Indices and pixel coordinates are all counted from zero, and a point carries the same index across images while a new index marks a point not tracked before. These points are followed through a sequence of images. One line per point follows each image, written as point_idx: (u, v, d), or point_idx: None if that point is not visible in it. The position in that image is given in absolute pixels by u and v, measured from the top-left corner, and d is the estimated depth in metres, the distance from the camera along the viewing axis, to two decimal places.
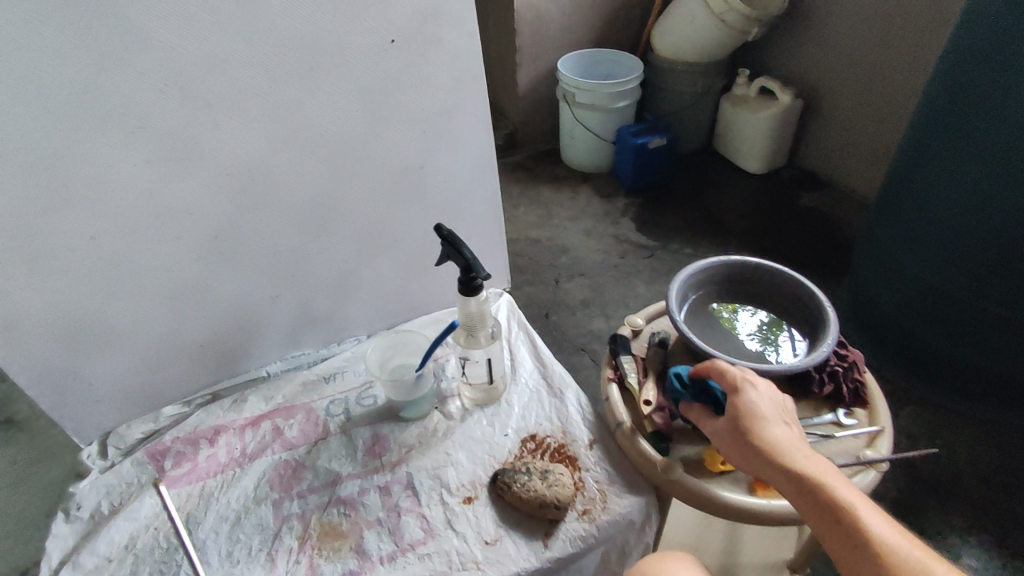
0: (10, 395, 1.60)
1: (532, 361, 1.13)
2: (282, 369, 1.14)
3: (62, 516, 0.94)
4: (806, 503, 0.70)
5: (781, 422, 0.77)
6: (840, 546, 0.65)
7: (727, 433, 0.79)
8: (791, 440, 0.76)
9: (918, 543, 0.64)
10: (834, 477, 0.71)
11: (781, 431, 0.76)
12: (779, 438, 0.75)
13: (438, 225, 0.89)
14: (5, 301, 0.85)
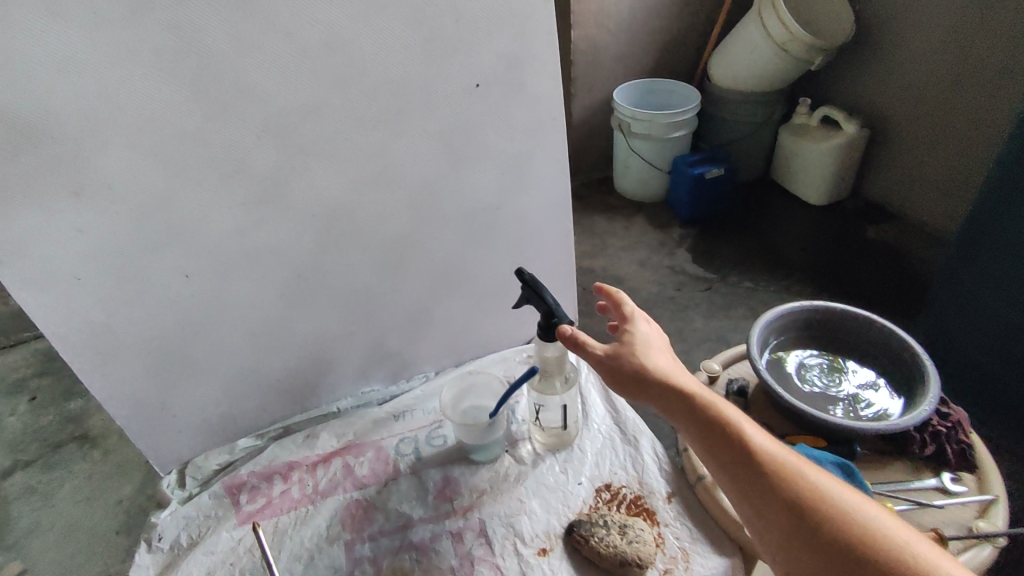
0: (86, 412, 1.65)
1: (604, 406, 1.11)
2: (353, 405, 1.15)
3: (146, 545, 0.96)
4: (705, 437, 0.68)
5: (669, 361, 0.75)
6: (744, 479, 0.64)
7: (616, 376, 0.75)
8: (677, 371, 0.73)
9: (813, 466, 0.64)
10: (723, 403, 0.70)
11: (667, 365, 0.74)
12: (670, 372, 0.73)
13: (519, 268, 0.88)
14: (103, 333, 0.89)
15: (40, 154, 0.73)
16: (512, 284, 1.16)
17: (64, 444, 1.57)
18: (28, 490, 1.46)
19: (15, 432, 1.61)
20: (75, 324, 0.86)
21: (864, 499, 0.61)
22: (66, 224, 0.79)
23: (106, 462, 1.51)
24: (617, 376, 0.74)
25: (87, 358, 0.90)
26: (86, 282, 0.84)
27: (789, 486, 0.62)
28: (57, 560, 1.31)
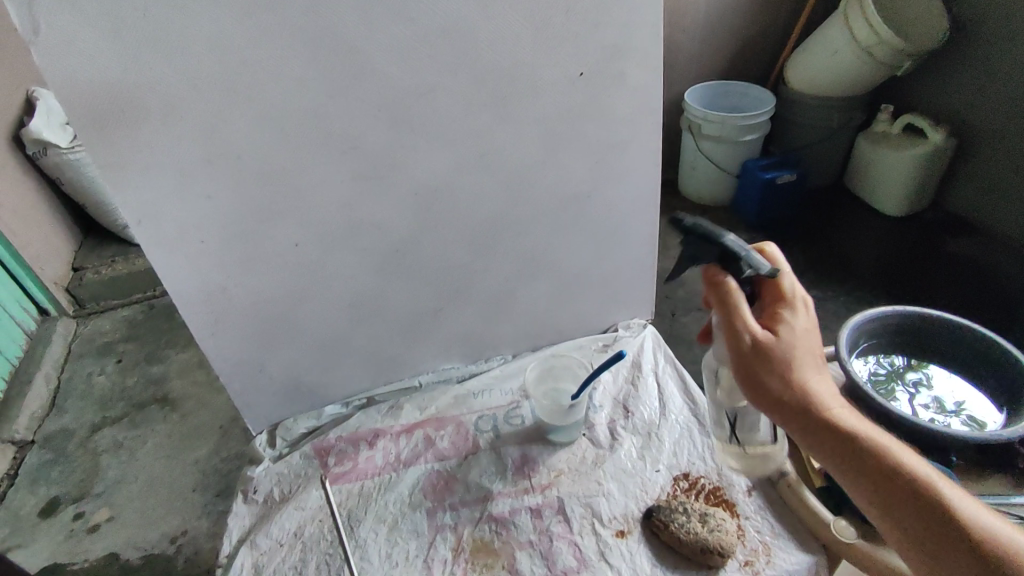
0: (167, 375, 1.75)
1: (680, 398, 1.11)
2: (433, 381, 1.18)
3: (241, 497, 1.02)
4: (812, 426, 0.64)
5: (805, 329, 0.67)
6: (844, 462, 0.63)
7: (738, 334, 0.65)
8: (808, 343, 0.66)
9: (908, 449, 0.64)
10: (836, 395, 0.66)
11: (801, 334, 0.66)
12: (800, 345, 0.65)
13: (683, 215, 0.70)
14: (215, 297, 0.95)
15: (181, 123, 0.79)
16: (593, 274, 1.18)
17: (147, 404, 1.66)
18: (116, 444, 1.56)
19: (105, 390, 1.72)
20: (193, 284, 0.93)
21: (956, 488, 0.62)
22: (195, 191, 0.85)
23: (185, 423, 1.60)
24: (737, 338, 0.65)
25: (199, 318, 0.96)
26: (209, 244, 0.90)
27: (914, 492, 0.60)
28: (140, 512, 1.40)
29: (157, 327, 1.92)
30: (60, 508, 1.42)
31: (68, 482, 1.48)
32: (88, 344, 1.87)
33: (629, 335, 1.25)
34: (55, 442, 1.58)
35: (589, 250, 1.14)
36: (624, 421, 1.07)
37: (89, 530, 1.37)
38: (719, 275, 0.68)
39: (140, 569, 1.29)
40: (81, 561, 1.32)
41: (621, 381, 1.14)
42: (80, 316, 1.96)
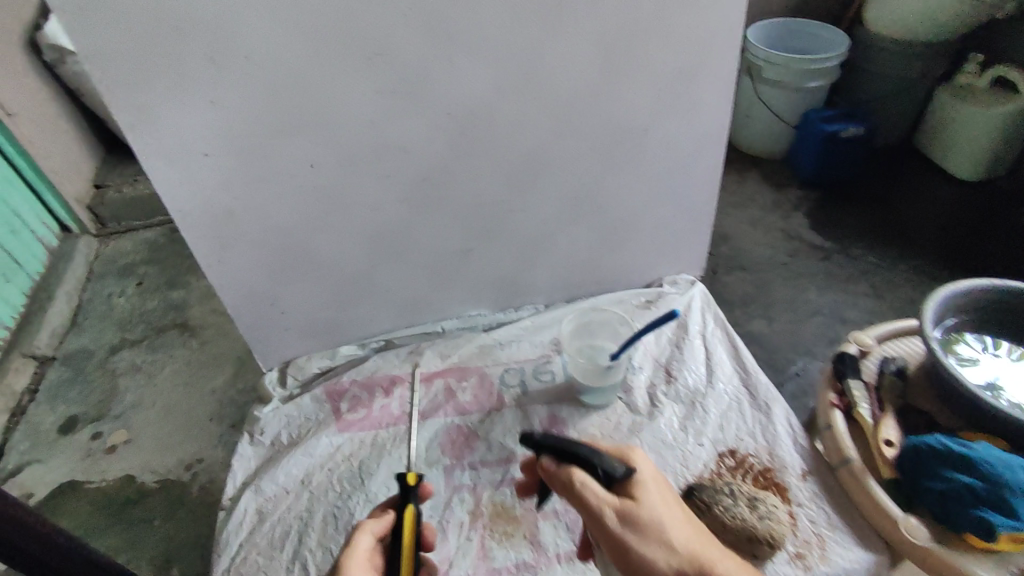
0: (187, 301, 1.69)
1: (731, 366, 1.00)
2: (459, 327, 1.10)
3: (247, 437, 0.96)
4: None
5: (668, 492, 0.62)
6: None
7: (597, 516, 0.59)
8: (674, 508, 0.61)
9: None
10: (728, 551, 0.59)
11: (664, 499, 0.61)
12: (666, 509, 0.60)
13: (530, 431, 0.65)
14: (226, 220, 0.85)
15: (181, 12, 0.66)
16: (642, 220, 1.05)
17: (166, 329, 1.61)
18: (134, 367, 1.52)
19: (123, 312, 1.67)
20: (198, 203, 0.82)
21: None
22: (199, 97, 0.73)
23: (202, 352, 1.55)
24: (599, 520, 0.59)
25: (209, 243, 0.87)
26: (213, 158, 0.79)
27: None
28: (156, 437, 1.36)
29: (177, 251, 1.85)
30: (78, 427, 1.40)
31: (85, 402, 1.45)
32: (109, 264, 1.82)
33: (676, 292, 1.12)
34: (74, 360, 1.55)
35: (641, 193, 1.01)
36: (666, 388, 0.97)
37: (105, 451, 1.34)
38: (567, 463, 0.63)
39: (153, 493, 1.26)
40: (97, 481, 1.29)
41: (664, 342, 1.04)
42: (102, 237, 1.90)
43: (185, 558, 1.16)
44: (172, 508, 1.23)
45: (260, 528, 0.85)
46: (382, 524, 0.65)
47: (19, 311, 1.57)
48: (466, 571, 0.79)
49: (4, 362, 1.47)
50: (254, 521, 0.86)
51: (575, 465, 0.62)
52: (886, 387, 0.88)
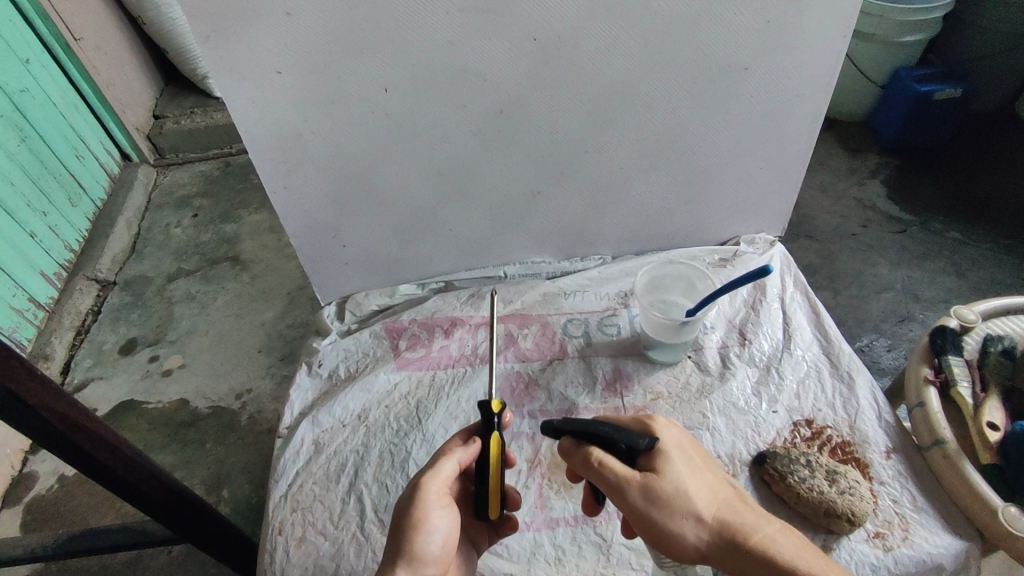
0: (240, 235, 1.69)
1: (811, 333, 0.93)
2: (520, 274, 1.06)
3: (305, 369, 0.95)
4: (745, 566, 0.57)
5: (691, 462, 0.60)
6: None
7: (621, 498, 0.58)
8: (700, 477, 0.59)
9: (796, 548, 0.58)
10: (759, 516, 0.59)
11: (688, 469, 0.59)
12: (691, 481, 0.58)
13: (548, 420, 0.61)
14: (293, 145, 0.82)
15: None
16: (725, 171, 0.98)
17: (219, 261, 1.63)
18: (189, 296, 1.54)
19: (181, 242, 1.69)
20: (268, 125, 0.79)
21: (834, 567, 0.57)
22: (273, 6, 0.68)
23: (254, 286, 1.56)
24: (625, 502, 0.57)
25: (275, 167, 0.84)
26: (285, 77, 0.74)
27: None
28: (210, 364, 1.39)
29: (232, 185, 1.85)
30: (137, 349, 1.43)
31: (143, 326, 1.48)
32: (166, 195, 1.83)
33: (755, 252, 1.06)
34: (133, 286, 1.58)
35: (729, 141, 0.93)
36: (739, 350, 0.92)
37: (161, 375, 1.37)
38: (583, 444, 0.60)
39: (205, 418, 1.29)
40: (153, 402, 1.32)
41: (739, 304, 0.97)
42: (160, 167, 1.91)
43: (234, 483, 1.18)
44: (223, 434, 1.26)
45: (316, 459, 0.85)
46: (469, 456, 0.62)
47: (82, 234, 1.59)
48: (524, 519, 0.78)
49: (69, 284, 1.50)
50: (311, 451, 0.86)
51: (594, 444, 0.59)
52: (990, 367, 0.81)
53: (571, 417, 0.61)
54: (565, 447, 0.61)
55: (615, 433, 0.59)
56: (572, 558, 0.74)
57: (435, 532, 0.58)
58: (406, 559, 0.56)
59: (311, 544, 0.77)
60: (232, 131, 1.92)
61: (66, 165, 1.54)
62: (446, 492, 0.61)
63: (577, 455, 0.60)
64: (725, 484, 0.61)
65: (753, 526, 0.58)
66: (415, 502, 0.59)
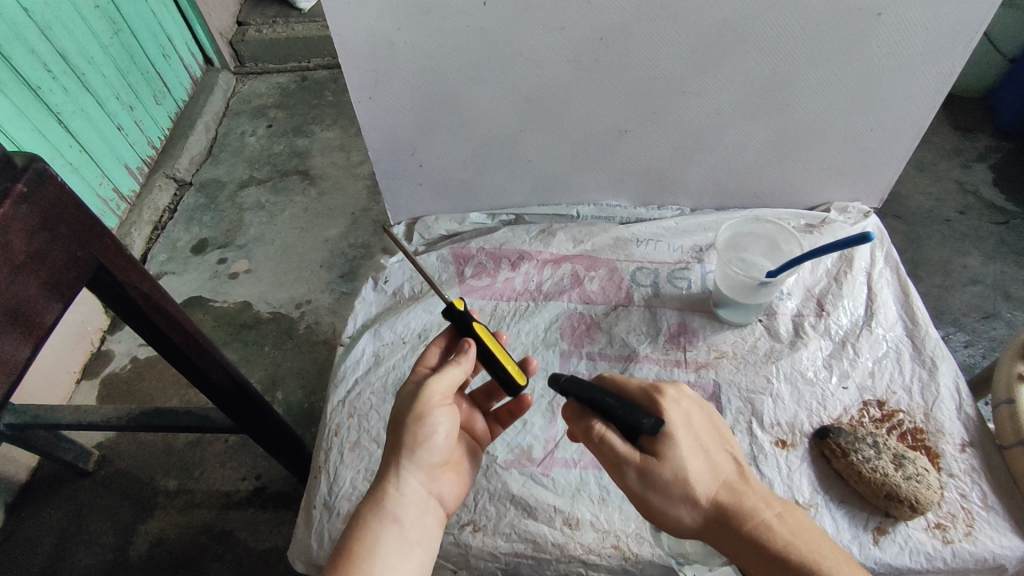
0: (311, 150, 1.71)
1: (896, 312, 0.88)
2: (593, 216, 1.03)
3: (371, 283, 0.97)
4: (736, 548, 0.57)
5: (695, 442, 0.58)
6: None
7: (618, 471, 0.58)
8: (701, 458, 0.58)
9: (800, 537, 0.55)
10: (761, 501, 0.57)
11: (690, 450, 0.57)
12: (692, 463, 0.57)
13: (556, 374, 0.61)
14: (383, 54, 0.80)
15: None
16: (831, 129, 0.90)
17: (289, 174, 1.65)
18: (259, 204, 1.58)
19: (254, 150, 1.72)
20: (361, 30, 0.77)
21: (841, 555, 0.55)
22: None
23: (320, 202, 1.58)
24: (621, 476, 0.58)
25: (363, 76, 0.83)
26: None
27: None
28: (274, 272, 1.43)
29: (306, 99, 1.85)
30: (207, 249, 1.49)
31: (215, 228, 1.53)
32: (244, 102, 1.85)
33: (845, 222, 1.00)
34: (207, 188, 1.62)
35: (842, 96, 0.85)
36: (815, 321, 0.87)
37: (229, 276, 1.43)
38: (586, 413, 0.59)
39: (265, 322, 1.34)
40: (220, 301, 1.39)
41: (821, 273, 0.92)
42: (240, 75, 1.93)
43: (287, 386, 1.24)
44: (281, 340, 1.31)
45: (375, 370, 0.87)
46: (471, 357, 0.62)
47: (164, 133, 1.63)
48: (571, 456, 0.78)
49: (150, 179, 1.56)
50: (370, 362, 0.88)
51: (596, 415, 0.58)
52: None
53: (579, 380, 0.59)
54: (568, 413, 0.61)
55: (619, 408, 0.56)
56: (616, 499, 0.75)
57: (438, 429, 0.59)
58: (409, 453, 0.58)
59: (365, 449, 0.80)
60: (311, 45, 1.90)
61: (153, 63, 1.57)
62: (449, 392, 0.61)
63: (578, 424, 0.60)
64: (730, 464, 0.59)
65: (753, 512, 0.56)
66: (417, 401, 0.58)
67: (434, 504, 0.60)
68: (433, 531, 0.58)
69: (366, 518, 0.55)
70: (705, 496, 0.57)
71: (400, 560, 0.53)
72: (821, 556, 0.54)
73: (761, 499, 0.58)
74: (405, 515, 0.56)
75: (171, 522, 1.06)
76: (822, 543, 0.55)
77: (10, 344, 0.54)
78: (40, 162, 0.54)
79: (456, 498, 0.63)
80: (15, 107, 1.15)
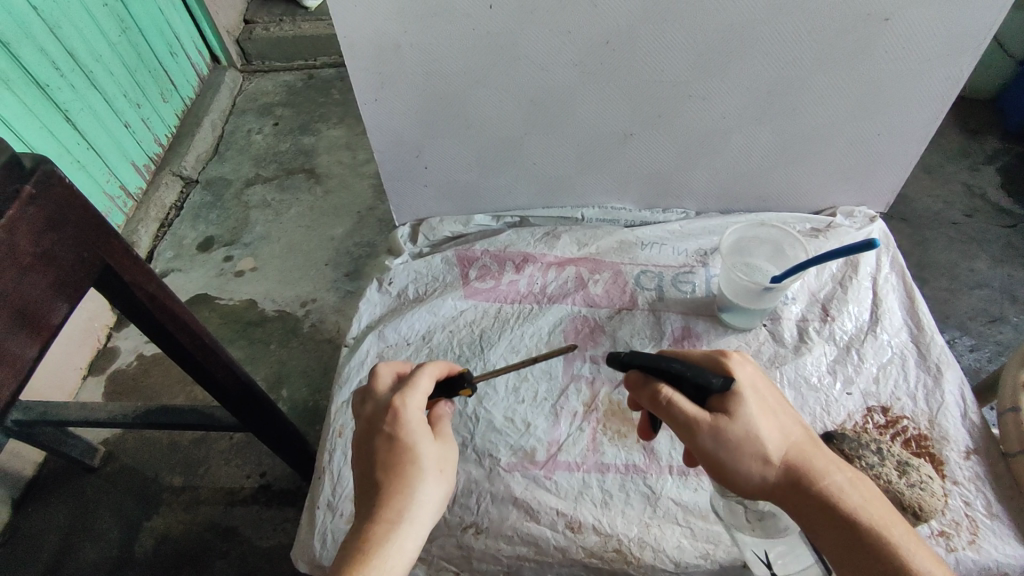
0: (317, 149, 1.71)
1: (901, 318, 0.88)
2: (598, 218, 1.03)
3: (376, 284, 0.98)
4: (806, 510, 0.56)
5: (764, 404, 0.58)
6: (834, 540, 0.54)
7: (686, 433, 0.58)
8: (772, 419, 0.58)
9: (874, 505, 0.55)
10: (831, 463, 0.57)
11: (760, 410, 0.58)
12: (763, 423, 0.57)
13: (611, 353, 0.60)
14: (389, 56, 0.80)
15: None
16: (836, 134, 0.90)
17: (295, 172, 1.65)
18: (265, 202, 1.59)
19: (260, 148, 1.72)
20: (366, 32, 0.77)
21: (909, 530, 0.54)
22: None
23: (326, 201, 1.58)
24: (690, 438, 0.57)
25: (369, 78, 0.83)
26: None
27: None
28: (279, 270, 1.44)
29: (312, 97, 1.85)
30: (214, 247, 1.50)
31: (221, 225, 1.54)
32: (251, 100, 1.85)
33: (851, 226, 1.00)
34: (213, 186, 1.63)
35: (849, 99, 0.85)
36: (820, 326, 0.87)
37: (235, 274, 1.44)
38: (653, 379, 0.59)
39: (271, 321, 1.35)
40: (225, 299, 1.39)
41: (826, 278, 0.91)
42: (246, 73, 1.93)
43: (292, 385, 1.25)
44: (286, 338, 1.32)
45: None
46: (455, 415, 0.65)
47: (171, 130, 1.64)
48: (574, 459, 0.78)
49: (156, 177, 1.56)
50: (374, 363, 0.89)
51: (664, 380, 0.58)
52: None
53: (640, 352, 0.59)
54: (633, 379, 0.61)
55: (688, 370, 0.57)
56: (619, 503, 0.75)
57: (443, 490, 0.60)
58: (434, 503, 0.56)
59: None
60: (318, 43, 1.90)
61: (161, 62, 1.57)
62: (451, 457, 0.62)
63: (644, 390, 0.60)
64: (799, 427, 0.59)
65: (825, 473, 0.56)
66: (452, 460, 0.59)
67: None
68: None
69: (394, 563, 0.51)
70: (776, 455, 0.57)
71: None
72: (887, 524, 0.54)
73: (833, 464, 0.57)
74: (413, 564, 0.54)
75: (177, 519, 1.06)
76: (889, 512, 0.55)
77: (18, 344, 0.54)
78: (48, 164, 0.54)
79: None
80: (24, 106, 1.16)
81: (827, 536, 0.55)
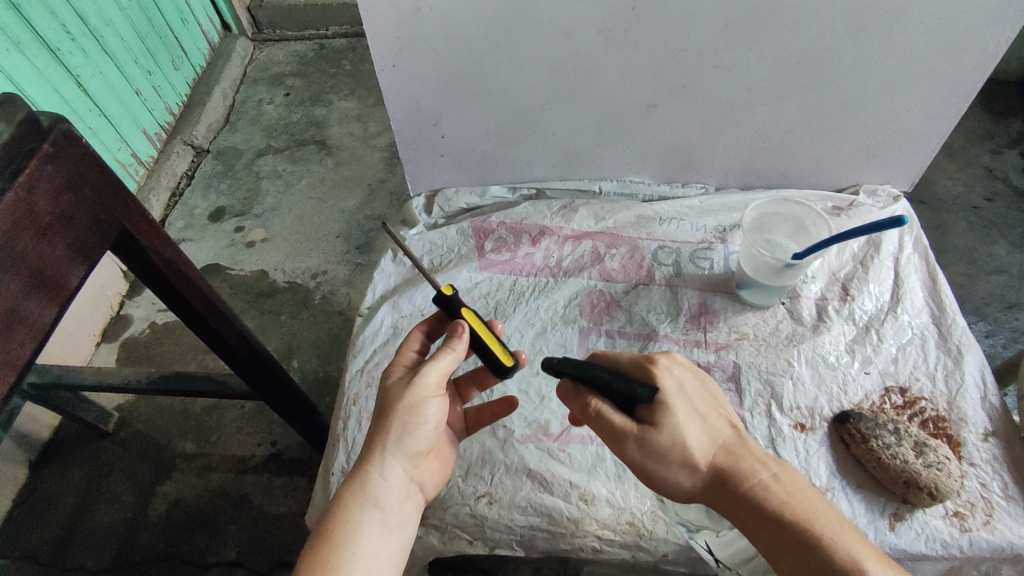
0: (328, 119, 1.69)
1: (923, 299, 0.86)
2: (616, 192, 1.02)
3: (390, 254, 0.97)
4: (736, 510, 0.57)
5: (690, 408, 0.59)
6: (764, 539, 0.55)
7: (617, 445, 0.59)
8: (697, 423, 0.59)
9: (800, 501, 0.56)
10: (757, 462, 0.58)
11: (685, 416, 0.59)
12: (688, 429, 0.58)
13: (546, 361, 0.61)
14: (409, 20, 0.78)
15: None
16: (865, 109, 0.88)
17: (306, 143, 1.64)
18: (276, 173, 1.57)
19: (272, 118, 1.71)
20: None
21: (838, 519, 0.55)
22: None
23: (337, 172, 1.57)
24: (621, 449, 0.59)
25: (388, 43, 0.81)
26: None
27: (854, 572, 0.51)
28: (291, 241, 1.43)
29: (324, 67, 1.82)
30: (225, 218, 1.49)
31: (232, 195, 1.53)
32: (262, 70, 1.83)
33: (874, 205, 0.98)
34: (224, 156, 1.62)
35: (882, 72, 0.82)
36: (839, 305, 0.86)
37: (247, 244, 1.44)
38: (582, 390, 0.60)
39: (281, 292, 1.35)
40: (237, 268, 1.39)
41: (847, 257, 0.90)
42: (257, 42, 1.90)
43: (303, 355, 1.25)
44: (297, 309, 1.32)
45: (393, 341, 0.88)
46: (465, 342, 0.62)
47: (182, 98, 1.62)
48: (587, 433, 0.78)
49: (167, 145, 1.55)
50: (388, 333, 0.89)
51: (592, 391, 0.59)
52: None
53: (569, 360, 0.60)
54: (564, 390, 0.61)
55: (613, 381, 0.57)
56: (631, 476, 0.75)
57: (426, 419, 0.60)
58: (397, 441, 0.58)
59: None
60: (330, 12, 1.87)
61: (172, 28, 1.55)
62: (442, 381, 0.61)
63: (574, 401, 0.60)
64: (725, 428, 0.61)
65: (750, 473, 0.57)
66: (410, 390, 0.59)
67: (414, 491, 0.61)
68: (412, 517, 0.59)
69: (346, 502, 0.55)
70: (702, 459, 0.58)
71: (378, 544, 0.54)
72: (813, 517, 0.54)
73: (759, 462, 0.58)
74: (386, 500, 0.57)
75: (189, 484, 1.08)
76: (818, 505, 0.56)
77: (37, 304, 0.54)
78: (65, 123, 0.54)
79: (434, 487, 0.65)
80: (36, 68, 1.15)
81: (760, 537, 0.56)
